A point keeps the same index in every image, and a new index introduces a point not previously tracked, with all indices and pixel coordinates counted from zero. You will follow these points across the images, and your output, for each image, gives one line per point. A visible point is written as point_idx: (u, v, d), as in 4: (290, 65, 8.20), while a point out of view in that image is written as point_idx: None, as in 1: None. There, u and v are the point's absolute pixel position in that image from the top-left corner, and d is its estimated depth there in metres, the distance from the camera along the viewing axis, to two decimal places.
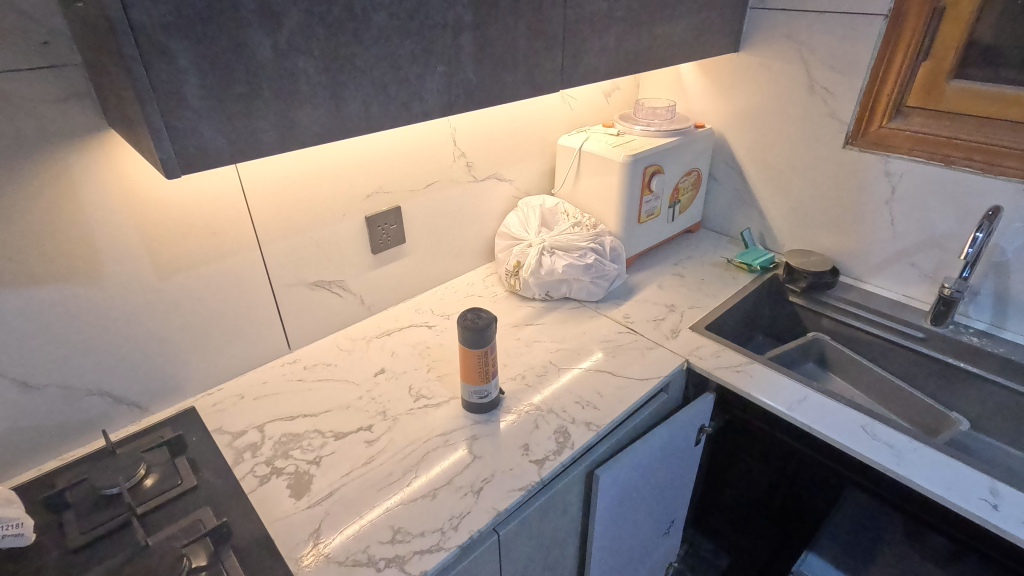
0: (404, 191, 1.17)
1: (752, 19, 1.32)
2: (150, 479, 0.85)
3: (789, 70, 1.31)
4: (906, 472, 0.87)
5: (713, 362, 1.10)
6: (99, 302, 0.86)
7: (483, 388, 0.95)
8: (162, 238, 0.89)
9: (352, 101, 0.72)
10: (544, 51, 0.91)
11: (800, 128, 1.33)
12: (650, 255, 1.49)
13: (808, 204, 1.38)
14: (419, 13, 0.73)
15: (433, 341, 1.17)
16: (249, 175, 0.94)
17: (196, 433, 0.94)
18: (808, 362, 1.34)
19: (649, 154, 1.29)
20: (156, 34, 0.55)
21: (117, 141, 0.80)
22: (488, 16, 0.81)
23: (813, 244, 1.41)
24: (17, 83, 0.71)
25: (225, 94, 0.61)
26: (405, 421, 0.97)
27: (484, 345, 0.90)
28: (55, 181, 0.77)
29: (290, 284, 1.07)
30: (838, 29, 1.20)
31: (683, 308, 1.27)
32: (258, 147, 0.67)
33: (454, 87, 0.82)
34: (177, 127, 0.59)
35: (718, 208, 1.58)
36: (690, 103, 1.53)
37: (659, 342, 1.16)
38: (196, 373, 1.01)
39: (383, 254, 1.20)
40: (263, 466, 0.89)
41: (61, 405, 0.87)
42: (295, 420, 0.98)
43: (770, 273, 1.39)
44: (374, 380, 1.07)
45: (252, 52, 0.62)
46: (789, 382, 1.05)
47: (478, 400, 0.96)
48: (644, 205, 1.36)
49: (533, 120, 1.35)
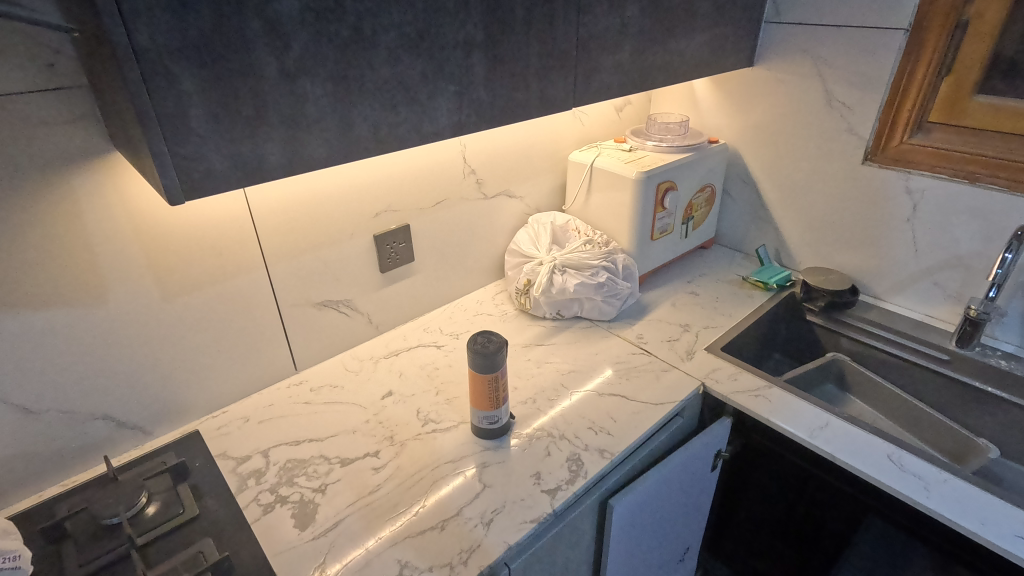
0: (413, 209, 1.15)
1: (767, 33, 1.30)
2: (153, 506, 0.83)
3: (805, 85, 1.28)
4: (936, 507, 0.83)
5: (730, 385, 1.06)
6: (103, 325, 0.85)
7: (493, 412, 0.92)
8: (168, 260, 0.87)
9: (361, 122, 0.70)
10: (557, 69, 0.89)
11: (818, 143, 1.30)
12: (663, 272, 1.46)
13: (825, 221, 1.35)
14: (430, 32, 0.72)
15: (442, 362, 1.14)
16: (256, 196, 0.92)
17: (199, 458, 0.92)
18: (827, 384, 1.30)
19: (662, 170, 1.27)
20: (160, 59, 0.53)
21: (123, 164, 0.79)
22: (501, 35, 0.79)
23: (831, 261, 1.38)
24: (22, 106, 0.70)
25: (230, 117, 0.60)
26: (413, 446, 0.95)
27: (491, 370, 0.87)
28: (60, 204, 0.76)
29: (297, 304, 1.06)
30: (856, 43, 1.17)
31: (698, 328, 1.24)
32: (264, 171, 0.65)
33: (465, 107, 0.80)
34: (181, 153, 0.58)
35: (732, 224, 1.55)
36: (704, 118, 1.51)
37: (674, 364, 1.12)
38: (201, 395, 0.99)
39: (391, 273, 1.18)
40: (267, 493, 0.87)
41: (63, 430, 0.86)
42: (301, 445, 0.95)
43: (786, 291, 1.36)
44: (381, 403, 1.04)
45: (258, 74, 0.60)
46: (810, 408, 1.01)
47: (488, 425, 0.93)
48: (658, 222, 1.33)
49: (544, 136, 1.33)
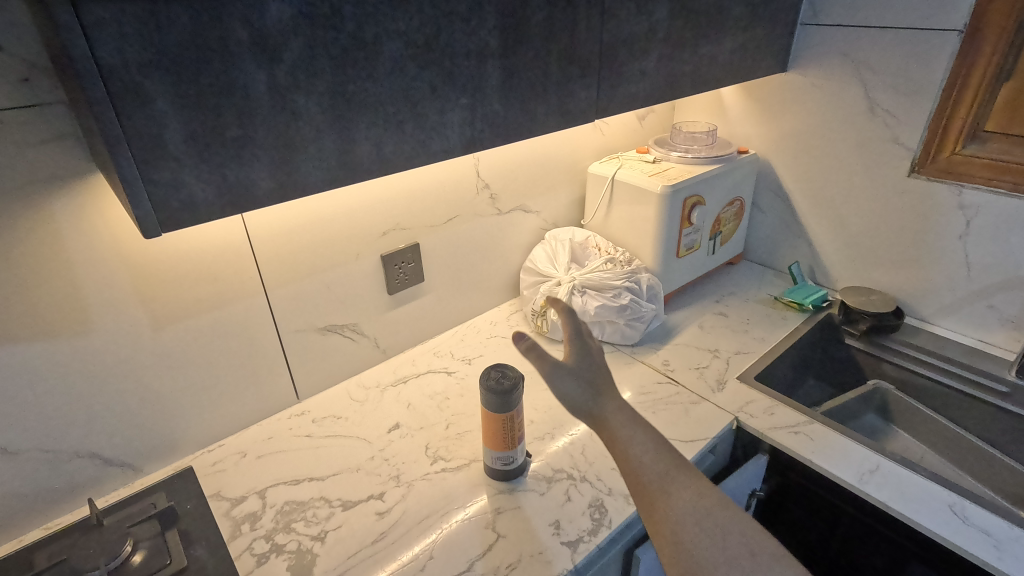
0: (422, 227, 1.08)
1: (803, 36, 1.21)
2: (139, 556, 0.76)
3: (845, 91, 1.19)
4: (1011, 570, 0.73)
5: (766, 421, 0.97)
6: (88, 358, 0.79)
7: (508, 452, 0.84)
8: (157, 286, 0.81)
9: (362, 141, 0.63)
10: (579, 77, 0.81)
11: (859, 154, 1.20)
12: (688, 291, 1.38)
13: (866, 237, 1.25)
14: (438, 40, 0.64)
15: (453, 391, 1.07)
16: (254, 217, 0.86)
17: (191, 499, 0.85)
18: (869, 415, 1.20)
19: (689, 184, 1.18)
20: (129, 74, 0.47)
21: (103, 186, 0.73)
22: (517, 42, 0.72)
23: (872, 280, 1.28)
24: None
25: (213, 138, 0.53)
26: (420, 488, 0.87)
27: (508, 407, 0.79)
28: (38, 229, 0.70)
29: (299, 330, 0.99)
30: (904, 46, 1.08)
31: (728, 354, 1.15)
32: (252, 198, 0.58)
33: (478, 121, 0.73)
34: (156, 180, 0.51)
35: (762, 239, 1.46)
36: (732, 127, 1.42)
37: (704, 396, 1.03)
38: (196, 428, 0.93)
39: (400, 294, 1.11)
40: (262, 541, 0.80)
41: (45, 470, 0.80)
42: (300, 484, 0.88)
43: (823, 313, 1.27)
44: (387, 437, 0.97)
45: (244, 90, 0.53)
46: (857, 448, 0.91)
47: (502, 466, 0.86)
48: (684, 238, 1.24)
49: (561, 148, 1.25)
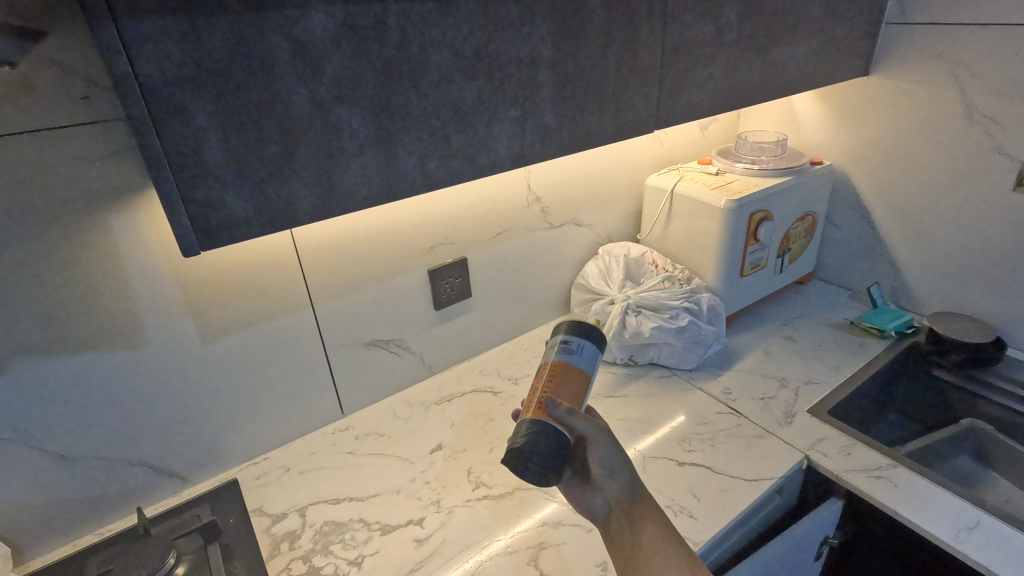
0: (471, 242, 1.05)
1: (887, 36, 1.10)
2: (181, 568, 0.76)
3: (936, 95, 1.07)
4: None
5: (841, 462, 0.87)
6: (142, 370, 0.80)
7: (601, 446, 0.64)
8: (208, 298, 0.81)
9: (406, 156, 0.60)
10: (638, 86, 0.76)
11: (952, 166, 1.08)
12: (753, 312, 1.28)
13: (960, 258, 1.12)
14: (488, 49, 0.61)
15: (497, 412, 1.03)
16: (303, 231, 0.85)
17: (234, 514, 0.85)
18: (961, 457, 1.06)
19: (756, 199, 1.10)
20: (170, 91, 0.46)
21: (139, 199, 0.72)
22: (572, 50, 0.68)
23: (966, 306, 1.14)
24: (59, 142, 0.65)
25: (254, 155, 0.51)
26: (461, 515, 0.84)
27: (593, 357, 0.68)
28: (97, 244, 0.71)
29: (344, 344, 0.98)
30: (1009, 45, 0.96)
31: (797, 384, 1.05)
32: (294, 215, 0.56)
33: (529, 133, 0.69)
34: (195, 199, 0.50)
35: (836, 257, 1.35)
36: (803, 136, 1.32)
37: (769, 429, 0.95)
38: (242, 441, 0.93)
39: (447, 310, 1.08)
40: (300, 563, 0.78)
41: (98, 477, 0.81)
42: (340, 504, 0.87)
43: (908, 340, 1.14)
44: (429, 459, 0.94)
45: (285, 105, 0.51)
46: (952, 499, 0.80)
47: (609, 515, 0.64)
48: (748, 256, 1.16)
49: (617, 159, 1.19)
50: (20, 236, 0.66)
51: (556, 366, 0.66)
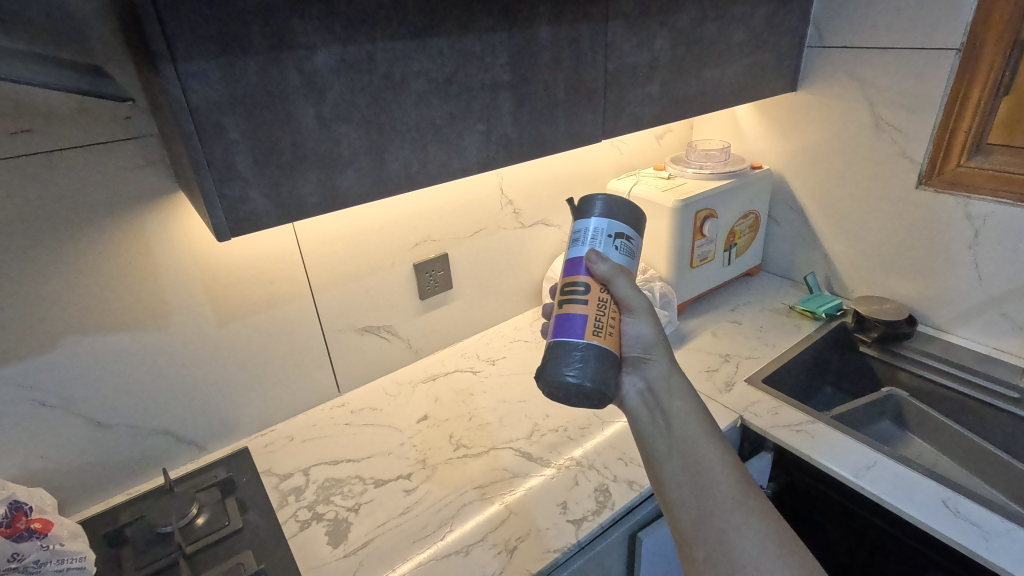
0: (451, 239, 1.19)
1: (810, 57, 1.28)
2: (202, 517, 0.89)
3: (851, 108, 1.24)
4: (993, 556, 0.76)
5: (769, 420, 1.02)
6: (168, 348, 0.93)
7: (635, 326, 0.73)
8: (223, 286, 0.95)
9: (391, 161, 0.74)
10: (585, 103, 0.92)
11: (866, 169, 1.25)
12: (706, 300, 1.44)
13: (879, 248, 1.28)
14: (457, 77, 0.76)
15: (476, 387, 1.17)
16: (304, 228, 0.99)
17: (247, 474, 0.98)
18: (882, 421, 1.22)
19: (700, 198, 1.26)
20: (211, 114, 0.60)
21: (167, 202, 0.86)
22: (527, 75, 0.83)
23: (886, 290, 1.31)
24: (105, 154, 0.79)
25: (273, 162, 0.66)
26: (443, 470, 0.97)
27: (636, 256, 0.73)
28: (133, 240, 0.85)
29: (340, 329, 1.11)
30: (904, 65, 1.13)
31: (738, 359, 1.20)
32: (302, 208, 0.70)
33: (494, 143, 0.84)
34: (228, 196, 0.64)
35: (779, 250, 1.51)
36: (746, 144, 1.49)
37: (711, 396, 1.09)
38: (251, 414, 1.06)
39: (431, 299, 1.22)
40: (305, 510, 0.91)
41: (130, 442, 0.94)
42: (339, 464, 1.00)
43: (837, 321, 1.30)
44: (416, 427, 1.08)
45: (297, 123, 0.66)
46: (856, 446, 0.96)
47: (641, 403, 0.73)
48: (697, 249, 1.31)
49: (580, 166, 1.35)
50: (72, 232, 0.80)
51: (600, 261, 0.69)
